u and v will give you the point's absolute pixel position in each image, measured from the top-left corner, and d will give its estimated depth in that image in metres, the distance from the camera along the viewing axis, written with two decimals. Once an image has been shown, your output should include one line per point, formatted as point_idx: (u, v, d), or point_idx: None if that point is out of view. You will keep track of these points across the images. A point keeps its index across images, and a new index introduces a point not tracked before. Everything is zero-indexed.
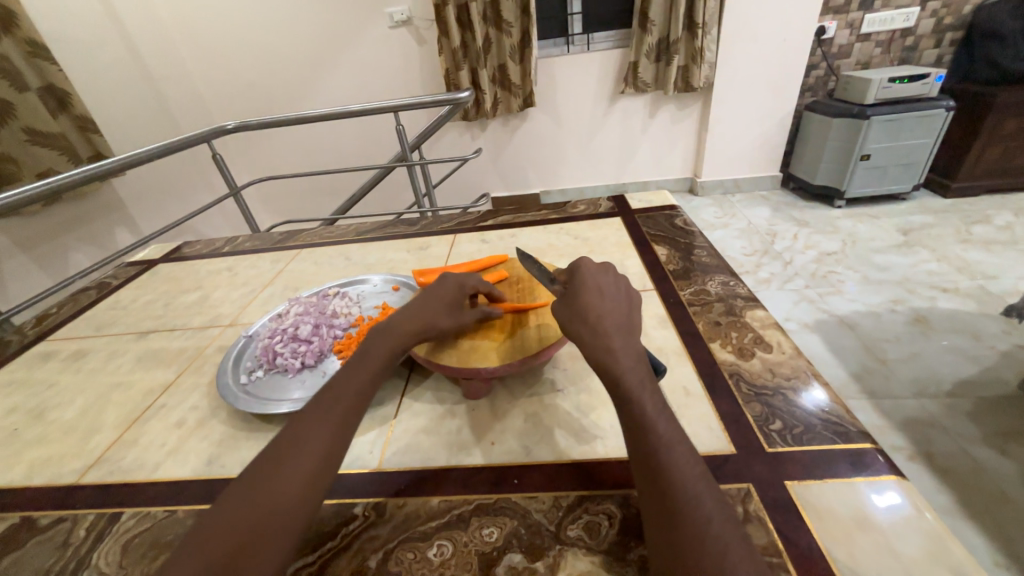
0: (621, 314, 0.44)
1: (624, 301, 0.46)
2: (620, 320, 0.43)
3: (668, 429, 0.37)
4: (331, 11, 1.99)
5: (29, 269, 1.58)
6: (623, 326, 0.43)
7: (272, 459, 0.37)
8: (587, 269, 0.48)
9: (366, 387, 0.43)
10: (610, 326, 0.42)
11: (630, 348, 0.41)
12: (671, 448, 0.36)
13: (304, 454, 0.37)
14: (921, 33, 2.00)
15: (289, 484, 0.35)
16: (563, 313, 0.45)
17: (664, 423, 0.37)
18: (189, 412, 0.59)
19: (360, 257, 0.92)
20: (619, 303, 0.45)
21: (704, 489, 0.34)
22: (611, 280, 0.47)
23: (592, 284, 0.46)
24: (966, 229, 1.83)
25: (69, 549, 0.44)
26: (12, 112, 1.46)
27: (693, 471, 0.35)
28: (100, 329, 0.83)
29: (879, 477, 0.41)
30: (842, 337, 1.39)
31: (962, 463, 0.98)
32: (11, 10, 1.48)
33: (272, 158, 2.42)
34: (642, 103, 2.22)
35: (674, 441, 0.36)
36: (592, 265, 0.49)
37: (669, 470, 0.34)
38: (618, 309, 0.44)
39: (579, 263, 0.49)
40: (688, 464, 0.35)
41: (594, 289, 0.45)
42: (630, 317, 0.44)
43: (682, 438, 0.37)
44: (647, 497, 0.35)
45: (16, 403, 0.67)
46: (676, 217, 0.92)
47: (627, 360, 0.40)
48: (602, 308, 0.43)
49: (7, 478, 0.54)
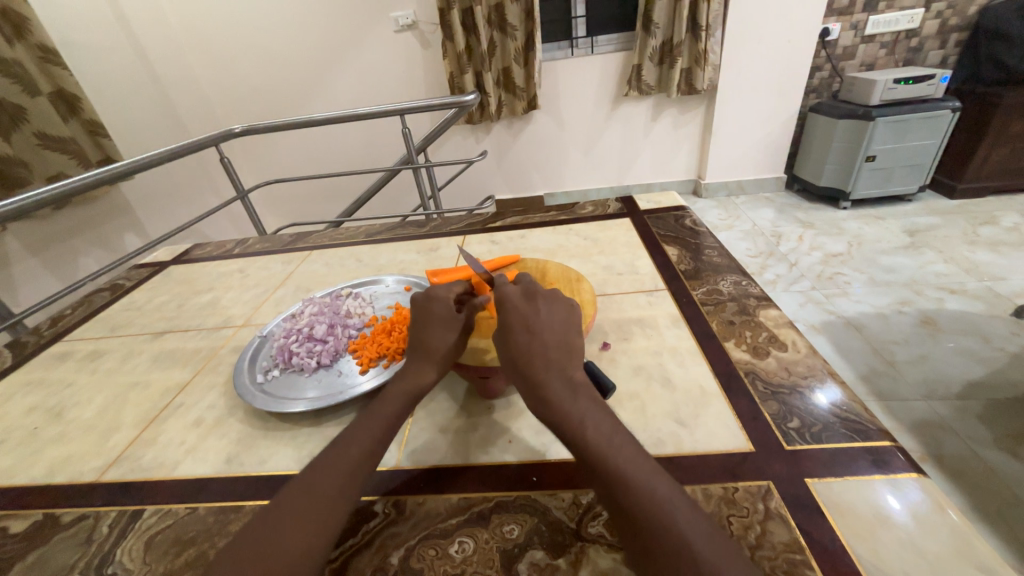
0: (551, 349, 0.43)
1: (558, 330, 0.45)
2: (552, 355, 0.43)
3: (622, 461, 0.36)
4: (337, 16, 2.01)
5: (39, 272, 1.59)
6: (557, 364, 0.42)
7: (299, 490, 0.38)
8: (510, 302, 0.46)
9: (395, 417, 0.44)
10: (541, 368, 0.42)
11: (566, 388, 0.41)
12: (628, 478, 0.34)
13: (329, 484, 0.38)
14: (926, 35, 2.00)
15: (312, 513, 0.36)
16: (502, 362, 0.44)
17: (620, 455, 0.36)
18: (207, 411, 0.59)
19: (370, 258, 0.93)
20: (552, 334, 0.44)
21: (675, 508, 0.33)
22: (540, 309, 0.46)
23: (513, 321, 0.44)
24: (972, 231, 1.83)
25: (92, 546, 0.45)
26: (24, 116, 1.47)
27: (668, 492, 0.34)
28: (115, 330, 0.83)
29: (899, 475, 0.41)
30: (849, 338, 1.38)
31: (973, 465, 0.98)
32: (23, 15, 1.50)
33: (278, 162, 2.43)
34: (646, 106, 2.23)
35: (634, 469, 0.35)
36: (518, 294, 0.47)
37: (631, 504, 0.33)
38: (552, 343, 0.44)
39: (502, 292, 0.47)
40: (657, 488, 0.34)
41: (518, 327, 0.44)
42: (562, 350, 0.44)
43: (644, 462, 0.36)
44: (627, 539, 0.33)
45: (35, 402, 0.68)
46: (685, 218, 0.93)
47: (566, 404, 0.40)
48: (529, 349, 0.43)
49: (29, 477, 0.55)
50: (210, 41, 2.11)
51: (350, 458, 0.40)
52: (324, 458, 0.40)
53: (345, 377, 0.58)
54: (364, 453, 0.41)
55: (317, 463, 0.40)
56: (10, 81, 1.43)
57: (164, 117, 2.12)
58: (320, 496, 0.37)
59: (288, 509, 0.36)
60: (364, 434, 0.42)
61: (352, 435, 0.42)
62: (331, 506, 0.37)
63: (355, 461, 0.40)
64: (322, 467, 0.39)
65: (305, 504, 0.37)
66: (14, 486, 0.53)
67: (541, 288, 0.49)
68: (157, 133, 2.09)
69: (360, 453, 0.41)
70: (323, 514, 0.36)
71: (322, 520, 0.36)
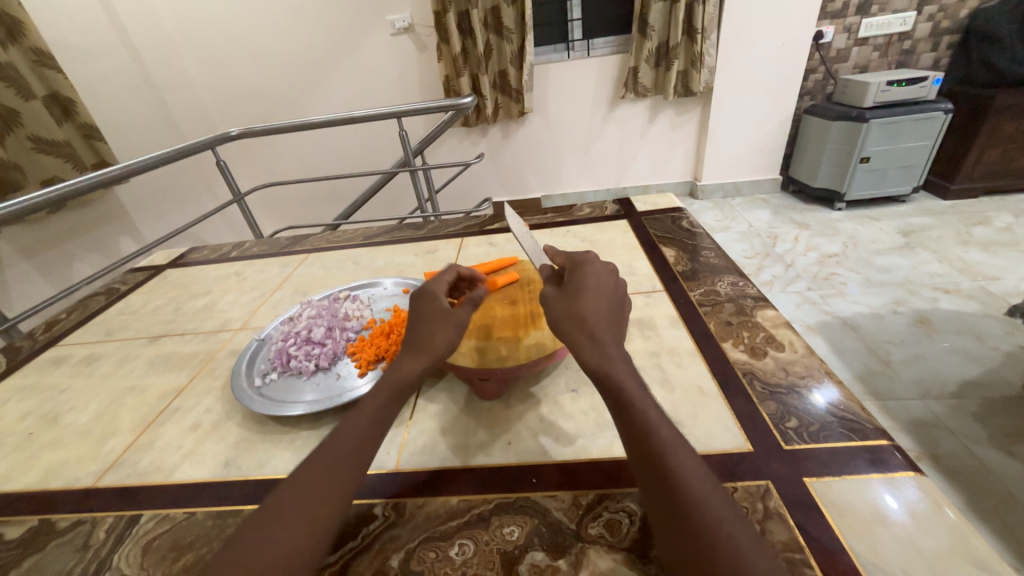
0: (613, 319, 0.43)
1: (619, 306, 0.45)
2: (613, 326, 0.42)
3: (666, 433, 0.36)
4: (333, 20, 2.01)
5: (32, 276, 1.58)
6: (616, 332, 0.42)
7: (296, 488, 0.37)
8: (590, 271, 0.46)
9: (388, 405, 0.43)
10: (605, 333, 0.41)
11: (623, 355, 0.40)
12: (672, 451, 0.35)
13: (324, 482, 0.38)
14: (918, 38, 2.02)
15: (312, 512, 0.36)
16: (561, 318, 0.43)
17: (664, 428, 0.36)
18: (204, 415, 0.59)
19: (368, 261, 0.93)
20: (616, 308, 0.44)
21: (708, 486, 0.33)
22: (610, 282, 0.46)
23: (593, 284, 0.45)
24: (966, 231, 1.84)
25: (88, 551, 0.44)
26: (17, 120, 1.46)
27: (704, 475, 0.34)
28: (110, 334, 0.83)
29: (896, 474, 0.41)
30: (845, 338, 1.39)
31: (969, 464, 0.99)
32: (18, 18, 1.49)
33: (274, 164, 2.43)
34: (642, 108, 2.24)
35: (677, 445, 0.35)
36: (602, 269, 0.47)
37: (674, 475, 0.34)
38: (615, 315, 0.44)
39: (587, 257, 0.49)
40: (690, 466, 0.34)
41: (592, 290, 0.44)
42: (621, 324, 0.44)
43: (683, 442, 0.36)
44: (656, 506, 0.34)
45: (29, 408, 0.67)
46: (682, 219, 0.93)
47: (624, 369, 0.39)
48: (598, 312, 0.42)
49: (24, 483, 0.54)
50: (206, 44, 2.10)
51: (343, 455, 0.39)
52: (321, 453, 0.40)
53: (344, 380, 0.58)
54: (353, 450, 0.40)
55: (310, 460, 0.39)
56: (4, 85, 1.43)
57: (159, 120, 2.11)
58: (320, 494, 0.37)
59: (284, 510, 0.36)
60: (354, 428, 0.41)
61: (341, 429, 0.41)
62: (327, 505, 0.36)
63: (348, 458, 0.39)
64: (318, 463, 0.39)
65: (301, 504, 0.36)
66: (9, 492, 0.53)
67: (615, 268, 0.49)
68: (152, 136, 2.08)
69: (347, 452, 0.39)
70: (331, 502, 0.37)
71: (319, 520, 0.36)
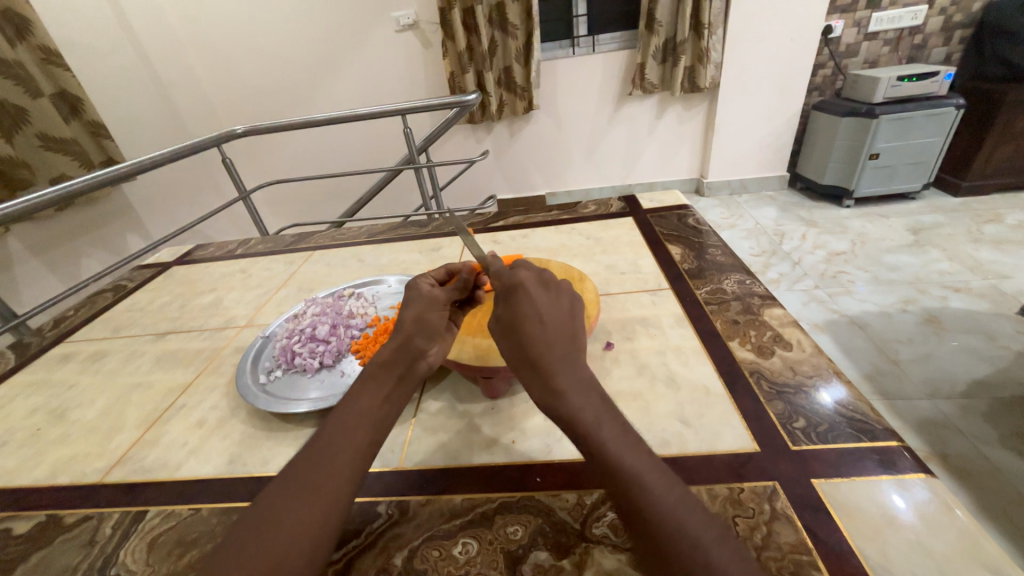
0: (561, 342, 0.42)
1: (567, 322, 0.44)
2: (563, 350, 0.41)
3: (635, 460, 0.35)
4: (339, 16, 2.01)
5: (42, 273, 1.60)
6: (569, 355, 0.41)
7: (281, 494, 0.37)
8: (528, 292, 0.44)
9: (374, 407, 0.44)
10: (552, 361, 0.40)
11: (578, 382, 0.39)
12: (643, 478, 0.34)
13: (312, 485, 0.37)
14: (929, 32, 1.99)
15: (295, 524, 0.35)
16: (511, 354, 0.43)
17: (631, 454, 0.35)
18: (209, 412, 0.59)
19: (373, 258, 0.93)
20: (562, 325, 0.43)
21: (686, 507, 0.32)
22: (551, 301, 0.45)
23: (529, 311, 0.43)
24: (977, 229, 1.81)
25: (95, 547, 0.45)
26: (26, 118, 1.48)
27: (680, 497, 0.33)
28: (117, 331, 0.83)
29: (906, 475, 0.40)
30: (853, 337, 1.37)
31: (979, 465, 0.97)
32: (27, 17, 1.50)
33: (279, 162, 2.44)
34: (648, 104, 2.22)
35: (644, 470, 0.34)
36: (534, 284, 0.46)
37: (643, 504, 0.33)
38: (561, 335, 0.43)
39: (519, 279, 0.45)
40: (665, 489, 0.33)
41: (532, 316, 0.43)
42: (573, 343, 0.43)
43: (653, 465, 0.35)
44: (635, 537, 0.33)
45: (37, 404, 0.68)
46: (688, 217, 0.92)
47: (578, 398, 0.38)
48: (545, 338, 0.41)
49: (32, 478, 0.55)
50: (211, 42, 2.11)
51: (326, 464, 0.38)
52: (295, 468, 0.39)
53: (348, 377, 0.58)
54: (338, 453, 0.39)
55: (288, 473, 0.38)
56: (11, 82, 1.44)
57: (166, 118, 2.11)
58: (305, 502, 0.36)
59: (266, 520, 0.35)
60: (337, 434, 0.41)
61: (318, 441, 0.40)
62: (313, 512, 0.36)
63: (349, 464, 0.39)
64: (309, 469, 0.38)
65: (286, 509, 0.36)
66: (18, 488, 0.53)
67: (563, 284, 0.48)
68: (157, 133, 2.09)
69: (341, 454, 0.39)
70: (315, 507, 0.36)
71: (303, 529, 0.35)
